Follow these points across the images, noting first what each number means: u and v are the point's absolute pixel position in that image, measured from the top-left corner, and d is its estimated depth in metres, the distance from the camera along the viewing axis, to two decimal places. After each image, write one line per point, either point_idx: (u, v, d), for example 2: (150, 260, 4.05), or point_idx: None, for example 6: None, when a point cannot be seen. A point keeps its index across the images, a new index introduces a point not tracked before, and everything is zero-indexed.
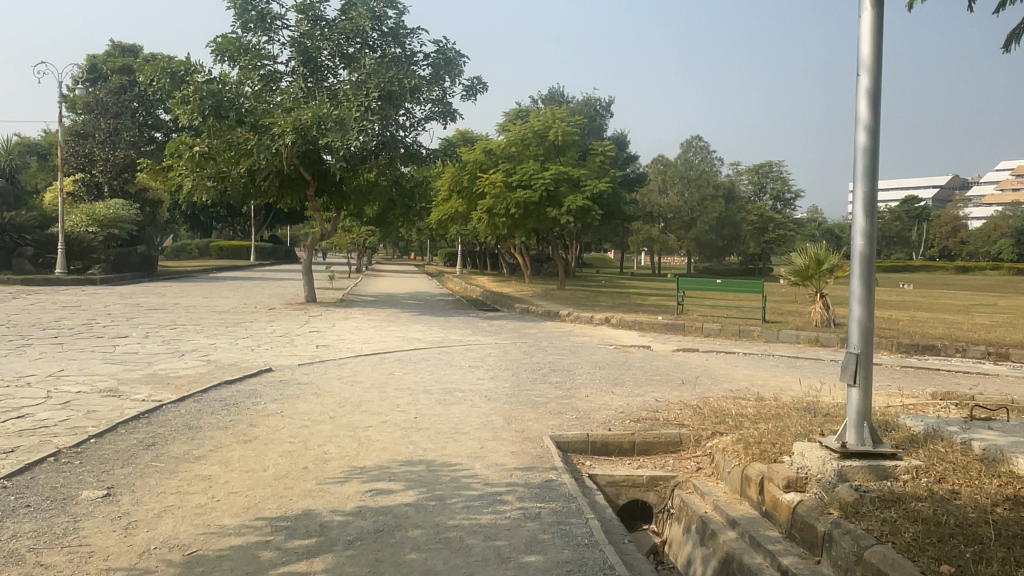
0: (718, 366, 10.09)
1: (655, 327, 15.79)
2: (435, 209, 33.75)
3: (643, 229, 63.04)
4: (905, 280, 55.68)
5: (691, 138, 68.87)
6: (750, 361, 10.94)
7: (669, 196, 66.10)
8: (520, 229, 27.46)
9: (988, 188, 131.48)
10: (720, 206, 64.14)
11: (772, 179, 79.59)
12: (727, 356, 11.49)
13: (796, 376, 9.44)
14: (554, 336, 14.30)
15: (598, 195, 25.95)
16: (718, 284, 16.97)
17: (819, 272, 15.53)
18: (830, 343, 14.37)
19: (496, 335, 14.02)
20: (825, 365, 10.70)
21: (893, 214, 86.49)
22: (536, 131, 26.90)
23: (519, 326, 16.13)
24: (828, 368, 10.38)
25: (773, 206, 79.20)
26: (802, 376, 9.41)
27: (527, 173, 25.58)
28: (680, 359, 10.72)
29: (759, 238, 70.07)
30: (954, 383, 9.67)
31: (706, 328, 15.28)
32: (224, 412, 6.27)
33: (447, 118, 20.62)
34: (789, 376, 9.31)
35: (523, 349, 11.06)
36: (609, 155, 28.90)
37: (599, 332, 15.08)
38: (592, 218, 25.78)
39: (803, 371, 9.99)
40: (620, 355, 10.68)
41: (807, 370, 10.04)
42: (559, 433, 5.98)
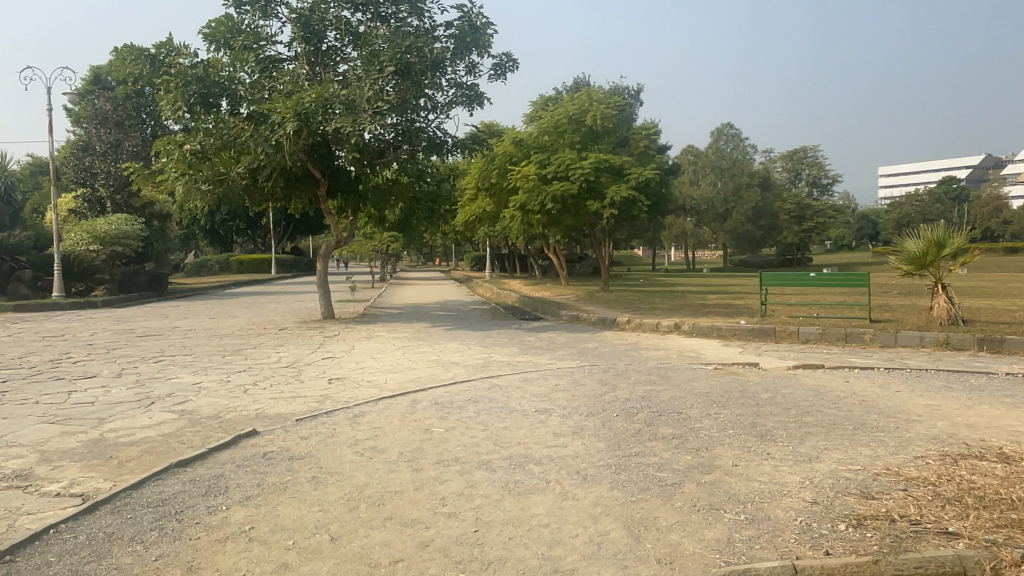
0: (872, 392, 7.36)
1: (739, 334, 13.13)
2: (462, 209, 31.28)
3: (676, 223, 60.11)
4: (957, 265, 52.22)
5: (723, 126, 65.67)
6: (899, 378, 8.22)
7: (701, 187, 62.93)
8: (557, 226, 24.84)
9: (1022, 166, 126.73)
10: (756, 195, 60.87)
11: (806, 165, 76.18)
12: (861, 374, 8.75)
13: (993, 405, 6.69)
14: (621, 352, 11.60)
15: (643, 184, 23.22)
16: (808, 279, 14.22)
17: (940, 257, 12.67)
18: (964, 345, 11.57)
19: (550, 353, 11.39)
20: (1009, 384, 7.90)
21: (932, 196, 82.59)
22: (571, 116, 24.07)
23: (572, 338, 13.53)
24: (1019, 388, 7.62)
25: (809, 193, 75.82)
26: (1003, 405, 6.68)
27: (564, 163, 22.88)
28: (808, 382, 7.99)
29: (797, 228, 66.19)
30: None
31: (804, 332, 12.59)
32: (152, 538, 3.70)
33: (473, 102, 18.12)
34: (988, 407, 6.55)
35: (595, 375, 8.40)
36: (651, 140, 26.09)
37: (674, 345, 12.37)
38: (639, 210, 23.04)
39: (992, 395, 7.21)
40: (732, 380, 8.02)
41: (996, 394, 7.28)
42: (741, 564, 3.30)
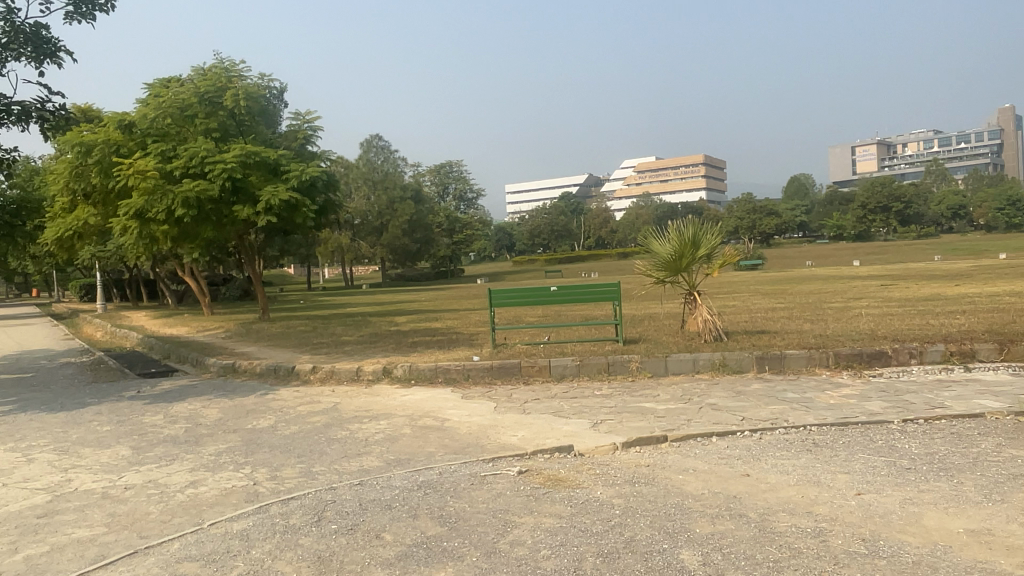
0: (834, 503, 3.98)
1: (475, 377, 9.36)
2: (50, 223, 23.02)
3: (331, 238, 55.36)
4: (591, 274, 56.08)
5: (371, 136, 62.65)
6: (803, 451, 5.05)
7: (354, 200, 58.87)
8: (194, 240, 18.87)
9: (618, 184, 147.58)
10: (411, 208, 58.50)
11: (453, 179, 77.31)
12: (727, 444, 5.45)
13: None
14: (316, 436, 6.95)
15: (307, 183, 18.46)
16: (546, 297, 11.08)
17: (694, 260, 10.49)
18: (742, 367, 9.29)
19: (189, 462, 6.26)
20: (946, 436, 5.17)
21: (558, 209, 90.18)
22: (202, 95, 18.36)
23: (228, 411, 8.40)
24: (982, 444, 4.90)
25: (456, 207, 77.15)
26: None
27: (196, 153, 17.02)
28: (702, 489, 4.36)
29: (449, 240, 66.19)
30: None
31: (558, 367, 9.30)
32: None
33: (42, 52, 11.82)
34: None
35: (299, 546, 3.74)
36: (311, 133, 21.38)
37: (396, 408, 8.08)
38: (304, 216, 18.28)
39: (1001, 469, 4.28)
40: (582, 512, 4.04)
41: (992, 464, 4.41)
42: None
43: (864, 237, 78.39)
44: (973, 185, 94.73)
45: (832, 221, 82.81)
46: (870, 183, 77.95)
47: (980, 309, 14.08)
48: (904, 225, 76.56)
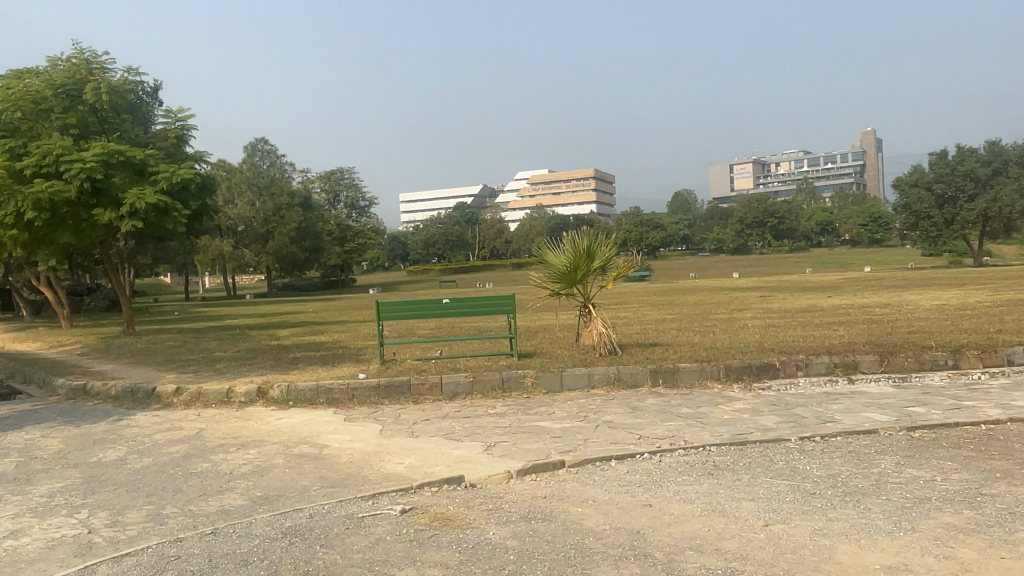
0: (743, 537, 3.67)
1: (360, 397, 8.69)
2: None
3: (213, 245, 52.52)
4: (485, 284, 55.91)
5: (257, 140, 60.09)
6: (705, 476, 4.76)
7: (238, 206, 56.09)
8: (48, 247, 17.10)
9: (512, 195, 148.86)
10: (299, 215, 56.39)
11: (344, 187, 75.35)
12: (627, 470, 5.11)
13: (978, 529, 3.51)
14: (172, 469, 6.11)
15: (180, 186, 17.13)
16: (438, 309, 10.56)
17: (588, 272, 10.26)
18: (637, 382, 9.06)
19: (13, 506, 5.31)
20: (844, 455, 5.02)
21: (453, 219, 89.75)
22: (58, 87, 16.68)
23: (72, 440, 7.35)
24: (880, 463, 4.77)
25: (347, 215, 75.22)
26: (987, 524, 3.55)
27: (50, 151, 15.39)
28: (603, 526, 3.96)
29: (340, 248, 64.32)
30: None
31: (450, 384, 8.76)
32: None
33: None
34: (997, 544, 3.33)
35: None
36: (185, 132, 19.94)
37: (270, 433, 7.31)
38: (175, 221, 16.92)
39: (905, 492, 4.12)
40: (471, 559, 3.55)
41: (895, 485, 4.25)
42: None
43: (743, 250, 82.52)
44: (839, 203, 101.80)
45: (714, 235, 86.62)
46: (748, 199, 82.17)
47: (855, 321, 14.67)
48: (779, 239, 81.17)
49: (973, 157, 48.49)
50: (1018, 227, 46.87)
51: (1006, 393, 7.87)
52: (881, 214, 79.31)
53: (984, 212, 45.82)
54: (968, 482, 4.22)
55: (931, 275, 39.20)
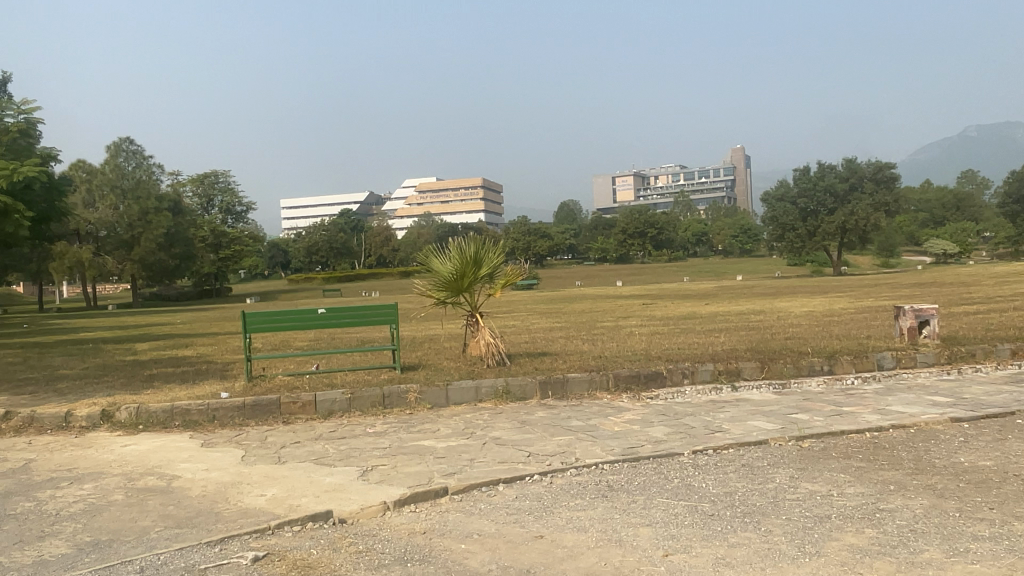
0: (643, 572, 3.32)
1: (222, 419, 7.85)
2: None
3: (69, 252, 48.24)
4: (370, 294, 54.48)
5: (120, 140, 55.93)
6: (599, 499, 4.39)
7: (98, 210, 51.95)
8: None
9: (398, 203, 146.75)
10: (168, 220, 52.83)
11: (218, 191, 71.53)
12: (515, 496, 4.67)
13: (883, 551, 3.31)
14: None
15: (23, 185, 15.35)
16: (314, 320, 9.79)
17: (475, 279, 9.79)
18: (525, 394, 8.63)
19: None
20: (739, 469, 4.81)
21: (336, 226, 87.26)
22: None
23: None
24: (776, 478, 4.57)
25: (223, 220, 71.41)
26: (892, 545, 3.36)
27: None
28: (490, 568, 3.50)
29: (214, 256, 60.98)
30: (960, 462, 4.78)
31: (326, 402, 8.06)
32: None
33: None
34: (906, 568, 3.13)
35: None
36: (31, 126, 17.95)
37: (112, 464, 6.38)
38: (17, 223, 15.13)
39: (806, 510, 3.91)
40: None
41: (793, 503, 4.03)
42: None
43: (625, 260, 84.96)
44: (712, 215, 106.90)
45: (597, 244, 88.71)
46: (630, 210, 84.72)
47: (735, 328, 14.97)
48: (658, 249, 84.12)
49: (832, 174, 52.03)
50: (871, 239, 50.65)
51: (880, 398, 8.06)
52: (751, 226, 83.88)
53: (843, 224, 49.19)
54: (865, 497, 4.06)
55: (796, 284, 41.58)
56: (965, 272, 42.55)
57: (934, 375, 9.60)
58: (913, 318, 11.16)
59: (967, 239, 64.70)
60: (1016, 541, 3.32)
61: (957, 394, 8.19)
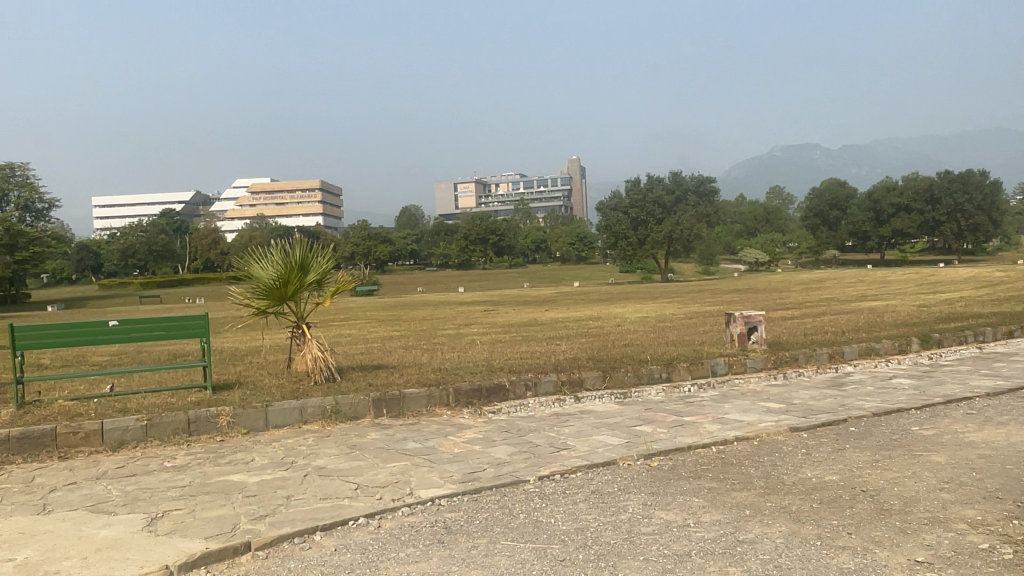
0: None
1: None
2: None
3: None
4: (194, 300, 50.40)
5: None
6: (434, 546, 3.76)
7: None
8: None
9: (229, 204, 138.26)
10: None
11: (14, 185, 63.47)
12: (337, 547, 3.93)
13: None
14: None
15: None
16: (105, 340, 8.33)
17: (302, 287, 8.83)
18: (356, 413, 7.82)
19: None
20: (589, 498, 4.37)
21: (157, 227, 80.45)
22: None
23: None
24: (628, 506, 4.17)
25: (19, 217, 63.39)
26: None
27: None
28: None
29: (9, 258, 53.82)
30: (805, 477, 4.65)
31: (116, 432, 6.81)
32: None
33: None
34: None
35: None
36: None
37: None
38: None
39: (664, 547, 3.51)
40: None
41: (650, 539, 3.62)
42: None
43: (467, 266, 85.21)
44: (550, 222, 109.88)
45: (439, 250, 88.24)
46: (471, 216, 85.04)
47: (575, 335, 14.94)
48: (499, 255, 85.01)
49: (661, 186, 55.00)
50: (695, 248, 53.98)
51: (718, 405, 8.08)
52: (586, 235, 87.00)
53: (670, 233, 52.02)
54: (722, 526, 3.74)
55: (629, 290, 43.39)
56: (776, 279, 46.43)
57: (763, 380, 9.88)
58: (742, 324, 11.55)
59: (775, 250, 70.85)
60: (883, 572, 3.09)
61: (787, 399, 8.39)
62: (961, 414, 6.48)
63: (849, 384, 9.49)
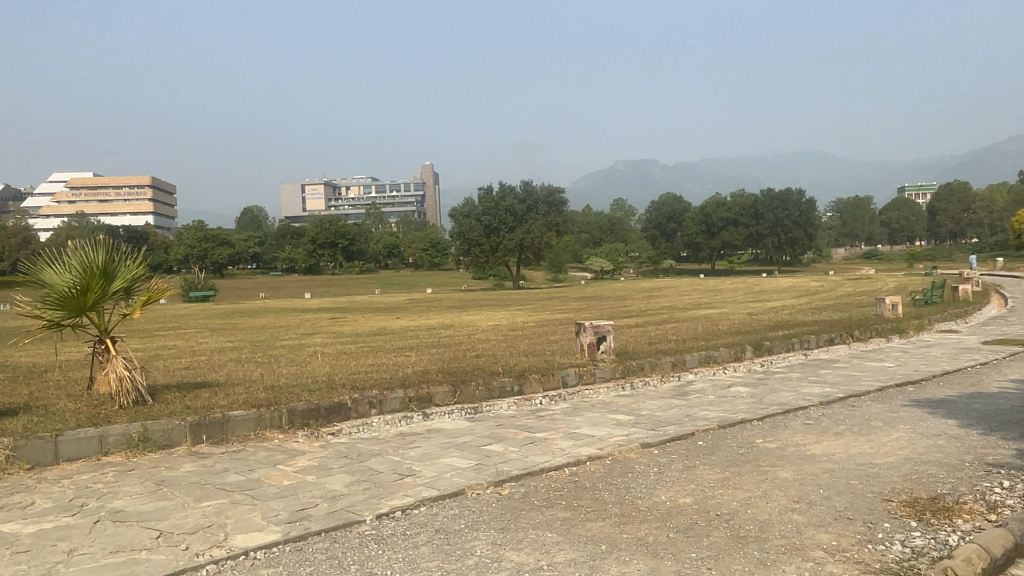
0: None
1: None
2: None
3: None
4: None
5: None
6: None
7: None
8: None
9: (44, 199, 124.87)
10: None
11: None
12: None
13: None
14: None
15: None
16: None
17: (105, 296, 7.70)
18: (170, 441, 6.86)
19: None
20: (432, 539, 3.89)
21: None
22: None
23: None
24: (474, 548, 3.73)
25: None
26: None
27: None
28: None
29: None
30: (659, 501, 4.44)
31: None
32: None
33: None
34: None
35: None
36: None
37: None
38: None
39: None
40: None
41: None
42: None
43: (315, 271, 82.00)
44: (402, 228, 108.28)
45: (284, 254, 84.27)
46: (319, 220, 81.96)
47: (424, 345, 14.37)
48: (348, 260, 82.43)
49: (512, 195, 55.62)
50: (545, 256, 54.97)
51: (570, 419, 7.87)
52: (439, 241, 86.44)
53: (521, 241, 52.67)
54: (576, 568, 3.40)
55: (481, 297, 43.36)
56: (621, 287, 48.20)
57: (613, 391, 9.85)
58: (592, 334, 11.53)
59: (619, 259, 73.72)
60: None
61: (636, 410, 8.34)
62: (799, 424, 6.65)
63: (694, 393, 9.65)
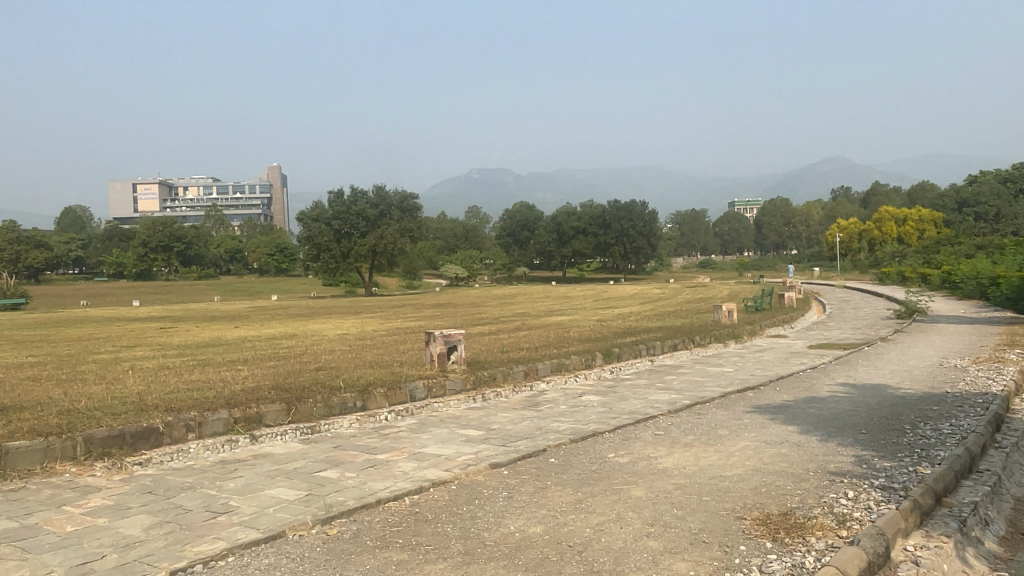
0: None
1: None
2: None
3: None
4: None
5: None
6: None
7: None
8: None
9: None
10: None
11: None
12: None
13: None
14: None
15: None
16: None
17: None
18: None
19: None
20: None
21: None
22: None
23: None
24: None
25: None
26: None
27: None
28: None
29: None
30: (508, 532, 4.01)
31: None
32: None
33: None
34: None
35: None
36: None
37: None
38: None
39: None
40: None
41: None
42: None
43: (147, 277, 75.73)
44: (246, 231, 102.71)
45: (112, 258, 77.27)
46: (153, 221, 75.87)
47: (261, 358, 13.26)
48: (186, 265, 76.84)
49: (364, 200, 54.09)
50: (398, 263, 53.87)
51: (415, 437, 7.31)
52: (287, 246, 82.71)
53: (373, 247, 51.29)
54: None
55: (331, 305, 41.67)
56: (475, 294, 48.19)
57: (463, 404, 9.40)
58: (442, 344, 11.03)
59: (474, 266, 73.87)
60: None
61: (486, 425, 7.93)
62: (650, 435, 6.50)
63: (545, 404, 9.41)
